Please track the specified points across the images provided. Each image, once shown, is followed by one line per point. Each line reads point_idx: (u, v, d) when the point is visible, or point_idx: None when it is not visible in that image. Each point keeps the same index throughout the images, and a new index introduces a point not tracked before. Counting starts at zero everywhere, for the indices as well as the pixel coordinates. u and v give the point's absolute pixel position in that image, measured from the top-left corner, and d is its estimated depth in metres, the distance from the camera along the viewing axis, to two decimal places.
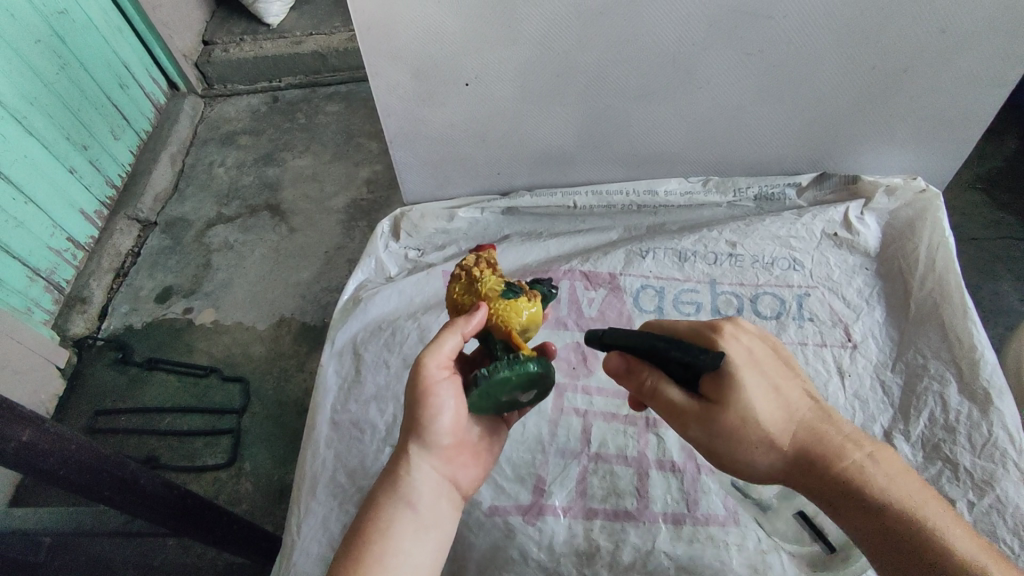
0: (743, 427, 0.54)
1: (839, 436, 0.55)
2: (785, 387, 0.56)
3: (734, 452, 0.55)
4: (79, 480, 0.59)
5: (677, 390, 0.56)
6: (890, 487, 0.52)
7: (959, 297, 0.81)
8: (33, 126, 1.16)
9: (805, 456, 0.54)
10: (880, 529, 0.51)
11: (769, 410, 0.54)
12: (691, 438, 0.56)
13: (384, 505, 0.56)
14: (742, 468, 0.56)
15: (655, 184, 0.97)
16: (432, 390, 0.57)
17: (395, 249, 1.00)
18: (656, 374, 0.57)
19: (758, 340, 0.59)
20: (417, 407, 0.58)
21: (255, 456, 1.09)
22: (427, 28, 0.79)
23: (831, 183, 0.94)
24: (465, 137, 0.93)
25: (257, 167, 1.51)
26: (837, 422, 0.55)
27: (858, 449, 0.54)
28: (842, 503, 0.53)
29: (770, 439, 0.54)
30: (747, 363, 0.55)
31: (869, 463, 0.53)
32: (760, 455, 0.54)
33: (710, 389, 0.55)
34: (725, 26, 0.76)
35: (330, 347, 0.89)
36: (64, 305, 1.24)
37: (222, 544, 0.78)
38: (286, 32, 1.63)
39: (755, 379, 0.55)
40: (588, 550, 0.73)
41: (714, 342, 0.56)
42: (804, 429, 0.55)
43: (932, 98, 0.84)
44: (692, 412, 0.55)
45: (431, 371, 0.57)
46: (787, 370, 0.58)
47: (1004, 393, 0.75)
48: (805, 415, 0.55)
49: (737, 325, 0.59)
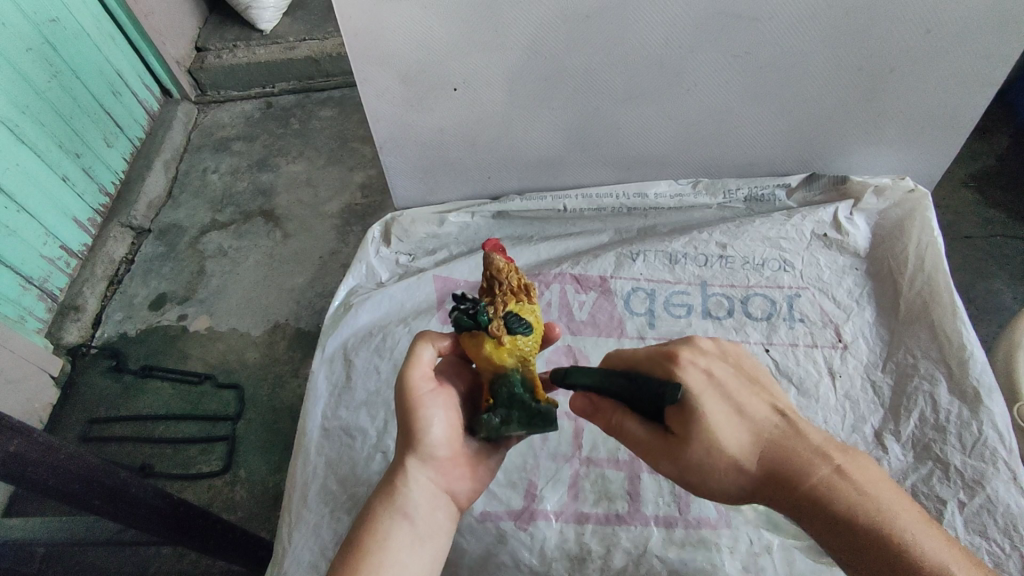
0: (709, 455, 0.53)
1: (808, 450, 0.54)
2: (750, 406, 0.56)
3: (704, 482, 0.55)
4: (69, 490, 0.59)
5: (640, 424, 0.57)
6: (861, 501, 0.52)
7: (949, 296, 0.82)
8: (25, 135, 1.16)
9: (774, 479, 0.54)
10: (851, 545, 0.52)
11: (733, 437, 0.54)
12: (662, 470, 0.56)
13: (380, 517, 0.56)
14: (715, 495, 0.56)
15: (646, 187, 0.97)
16: (420, 401, 0.59)
17: (386, 255, 0.99)
18: (621, 411, 0.57)
19: (717, 360, 0.58)
20: (404, 418, 0.59)
21: (249, 463, 1.09)
22: (415, 34, 0.79)
23: (820, 183, 0.94)
24: (455, 142, 0.93)
25: (251, 173, 1.51)
26: (805, 438, 0.55)
27: (828, 465, 0.54)
28: (816, 521, 0.53)
29: (737, 465, 0.54)
30: (707, 389, 0.55)
31: (839, 478, 0.53)
32: (731, 482, 0.54)
33: (674, 421, 0.55)
34: (712, 28, 0.77)
35: (321, 353, 0.89)
36: (58, 314, 1.24)
37: (215, 551, 0.78)
38: (279, 38, 1.63)
39: (717, 406, 0.54)
40: (580, 554, 0.73)
41: (672, 372, 0.56)
42: (772, 451, 0.54)
43: (920, 98, 0.84)
44: (658, 446, 0.56)
45: (414, 382, 0.60)
46: (750, 388, 0.57)
47: (993, 392, 0.75)
48: (772, 435, 0.55)
49: (694, 347, 0.59)
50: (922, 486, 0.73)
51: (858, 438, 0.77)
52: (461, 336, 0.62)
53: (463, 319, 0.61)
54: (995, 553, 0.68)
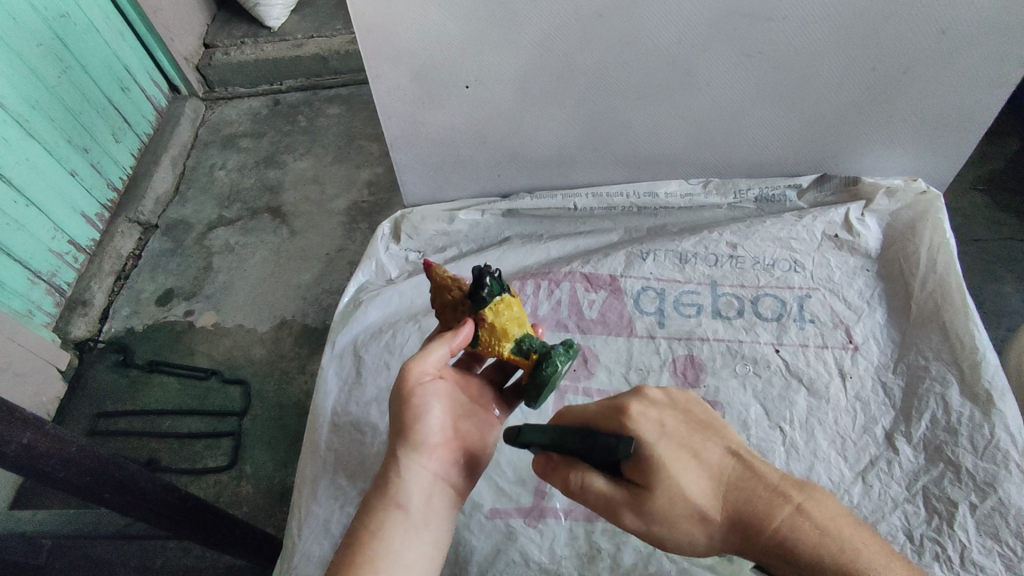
0: (670, 503, 0.52)
1: (765, 491, 0.52)
2: (704, 451, 0.55)
3: (671, 535, 0.53)
4: (80, 482, 0.59)
5: (601, 479, 0.55)
6: (827, 544, 0.49)
7: (960, 298, 0.81)
8: (35, 129, 1.16)
9: (737, 525, 0.52)
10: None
11: (690, 482, 0.53)
12: (629, 528, 0.54)
13: (374, 507, 0.56)
14: (686, 549, 0.54)
15: (656, 186, 0.97)
16: (414, 390, 0.61)
17: (395, 251, 0.99)
18: (579, 468, 0.55)
19: (669, 409, 0.58)
20: (399, 409, 0.60)
21: (256, 458, 1.09)
22: (427, 31, 0.79)
23: (832, 184, 0.95)
24: (466, 139, 0.93)
25: (258, 170, 1.51)
26: (762, 477, 0.53)
27: (786, 504, 0.51)
28: (787, 567, 0.50)
29: (699, 513, 0.52)
30: (660, 437, 0.54)
31: (799, 516, 0.51)
32: (697, 533, 0.53)
33: (632, 473, 0.54)
34: (725, 27, 0.76)
35: (331, 349, 0.89)
36: (65, 308, 1.24)
37: (224, 546, 0.78)
38: (287, 35, 1.63)
39: (671, 453, 0.54)
40: (589, 552, 0.73)
41: (623, 423, 0.55)
42: (729, 496, 0.53)
43: (933, 99, 0.84)
44: (620, 500, 0.54)
45: (413, 373, 0.61)
46: (702, 433, 0.56)
47: (1005, 395, 0.75)
48: (729, 478, 0.53)
49: (645, 396, 0.58)
50: (933, 488, 0.72)
51: (869, 439, 0.77)
52: (489, 305, 0.63)
53: (493, 285, 0.63)
54: (1007, 556, 0.67)
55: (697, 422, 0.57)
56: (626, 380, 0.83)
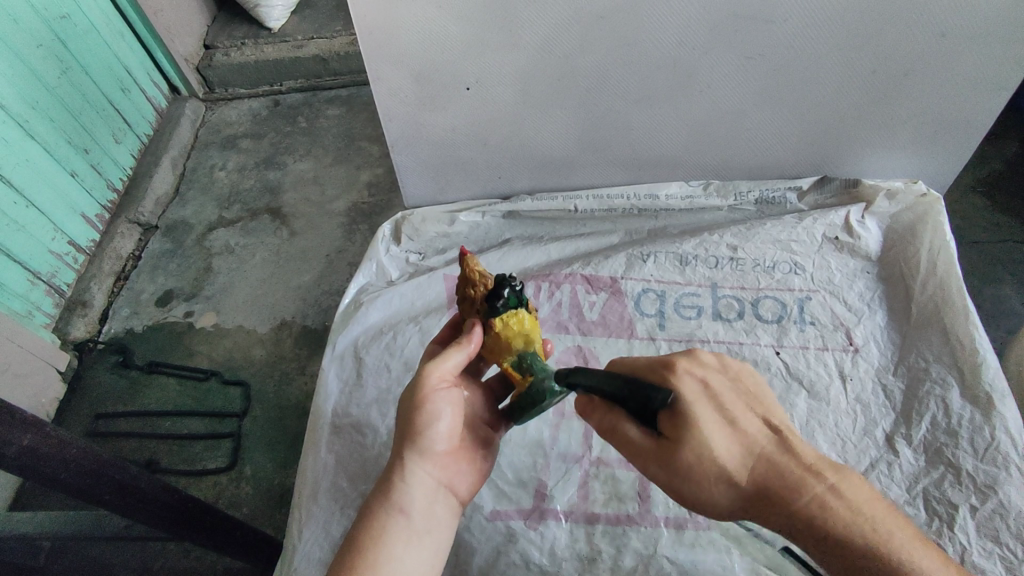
0: (702, 466, 0.53)
1: (800, 467, 0.53)
2: (744, 420, 0.55)
3: (697, 494, 0.54)
4: (80, 483, 0.59)
5: (634, 427, 0.56)
6: (854, 522, 0.51)
7: (961, 301, 0.81)
8: (35, 130, 1.16)
9: (765, 493, 0.53)
10: (840, 561, 0.51)
11: (726, 448, 0.53)
12: (654, 480, 0.56)
13: (378, 511, 0.56)
14: (707, 507, 0.55)
15: (656, 188, 0.97)
16: (428, 396, 0.60)
17: (396, 253, 0.99)
18: (616, 414, 0.57)
19: (716, 373, 0.57)
20: (410, 412, 0.60)
21: (256, 459, 1.09)
22: (428, 33, 0.79)
23: (832, 186, 0.95)
24: (467, 141, 0.93)
25: (258, 171, 1.51)
26: (799, 453, 0.54)
27: (821, 481, 0.53)
28: (805, 536, 0.52)
29: (730, 477, 0.53)
30: (702, 400, 0.54)
31: (831, 494, 0.52)
32: (722, 494, 0.53)
33: (667, 427, 0.54)
34: (726, 30, 0.77)
35: (331, 351, 0.89)
36: (65, 309, 1.24)
37: (224, 547, 0.78)
38: (287, 36, 1.63)
39: (711, 418, 0.54)
40: (590, 554, 0.73)
41: (667, 380, 0.55)
42: (763, 465, 0.53)
43: (933, 102, 0.84)
44: (652, 453, 0.55)
45: (428, 379, 0.61)
46: (744, 401, 0.56)
47: (1006, 397, 0.75)
48: (765, 450, 0.54)
49: (693, 358, 0.58)
50: (934, 491, 0.72)
51: (869, 441, 0.77)
52: (501, 315, 0.63)
53: (510, 297, 0.64)
54: (1007, 558, 0.67)
55: (741, 390, 0.57)
56: None
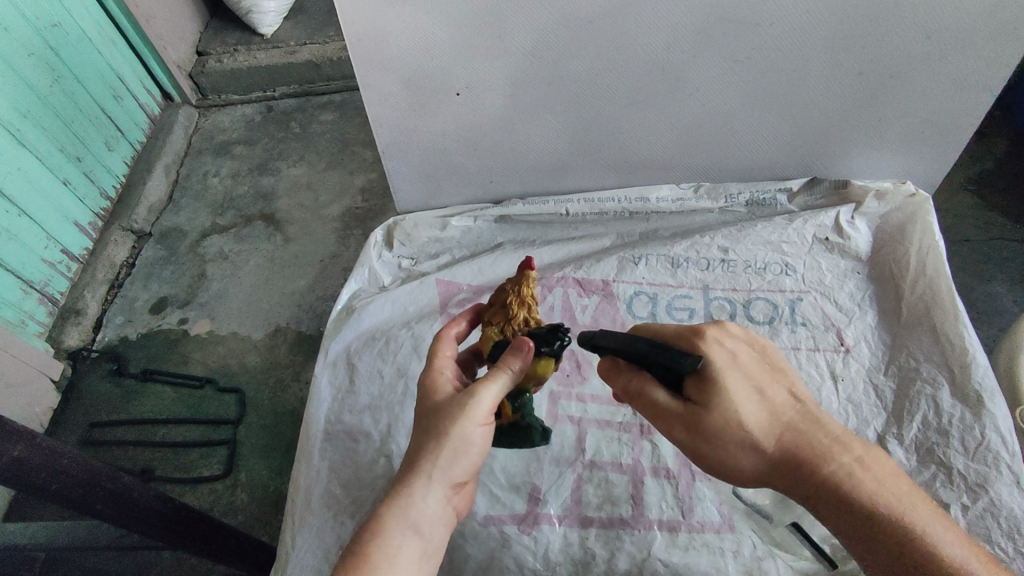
0: (728, 430, 0.53)
1: (826, 438, 0.54)
2: (772, 389, 0.56)
3: (720, 458, 0.54)
4: (72, 494, 0.59)
5: (662, 392, 0.56)
6: (877, 493, 0.53)
7: (951, 300, 0.82)
8: (26, 139, 1.16)
9: (791, 460, 0.54)
10: (863, 530, 0.53)
11: (754, 415, 0.54)
12: (678, 443, 0.56)
13: (396, 528, 0.53)
14: (728, 473, 0.55)
15: (647, 191, 0.98)
16: (477, 433, 0.57)
17: (389, 258, 1.00)
18: (644, 377, 0.56)
19: (744, 344, 0.58)
20: (453, 440, 0.56)
21: (251, 466, 1.09)
22: (417, 40, 0.79)
23: (822, 188, 0.96)
24: (458, 146, 0.94)
25: (251, 177, 1.51)
26: (825, 425, 0.55)
27: (848, 453, 0.54)
28: (829, 506, 0.54)
29: (756, 443, 0.54)
30: (733, 368, 0.55)
31: (856, 466, 0.54)
32: (746, 460, 0.54)
33: (695, 392, 0.54)
34: (713, 34, 0.77)
35: (324, 357, 0.89)
36: (58, 317, 1.24)
37: (218, 556, 0.77)
38: (280, 42, 1.63)
39: (740, 385, 0.54)
40: (583, 558, 0.73)
41: (697, 346, 0.55)
42: (789, 434, 0.54)
43: (921, 103, 0.84)
44: (678, 418, 0.55)
45: (478, 417, 0.57)
46: (772, 372, 0.57)
47: (995, 396, 0.75)
48: (792, 419, 0.55)
49: (724, 327, 0.58)
50: (925, 490, 0.73)
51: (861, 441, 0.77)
52: (542, 358, 0.62)
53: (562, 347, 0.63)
54: (998, 556, 0.68)
55: (769, 360, 0.58)
56: None
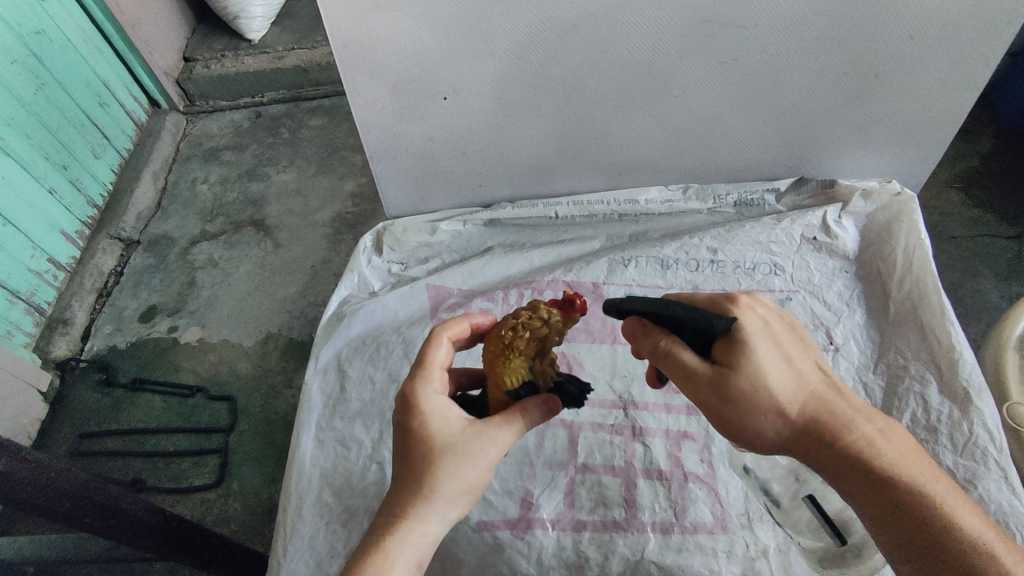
0: (757, 394, 0.53)
1: (851, 407, 0.55)
2: (800, 359, 0.56)
3: (746, 422, 0.54)
4: (60, 507, 0.58)
5: (692, 354, 0.55)
6: (899, 463, 0.54)
7: (937, 298, 0.83)
8: (11, 147, 1.15)
9: (815, 426, 0.54)
10: (883, 499, 0.53)
11: (781, 381, 0.54)
12: (704, 407, 0.55)
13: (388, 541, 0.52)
14: (753, 438, 0.55)
15: (636, 193, 0.98)
16: (481, 475, 0.55)
17: (378, 264, 0.99)
18: (673, 338, 0.55)
19: (772, 313, 0.58)
20: (457, 479, 0.53)
21: (243, 474, 1.08)
22: (402, 43, 0.79)
23: (808, 188, 0.96)
24: (446, 150, 0.94)
25: (241, 183, 1.50)
26: (850, 397, 0.56)
27: (871, 423, 0.55)
28: (852, 475, 0.54)
29: (784, 408, 0.54)
30: (762, 333, 0.55)
31: (879, 436, 0.54)
32: (772, 425, 0.54)
33: (723, 355, 0.54)
34: (699, 35, 0.77)
35: (314, 364, 0.88)
36: (46, 328, 1.23)
37: (210, 566, 0.77)
38: (267, 47, 1.62)
39: (770, 352, 0.54)
40: (577, 562, 0.73)
41: (728, 311, 0.56)
42: (816, 401, 0.55)
43: (905, 103, 0.85)
44: (707, 378, 0.54)
45: (489, 464, 0.55)
46: (801, 342, 0.57)
47: (983, 393, 0.76)
48: (818, 387, 0.56)
49: (753, 296, 0.58)
50: None
51: None
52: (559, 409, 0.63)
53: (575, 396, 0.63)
54: None
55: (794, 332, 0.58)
56: (611, 387, 0.83)
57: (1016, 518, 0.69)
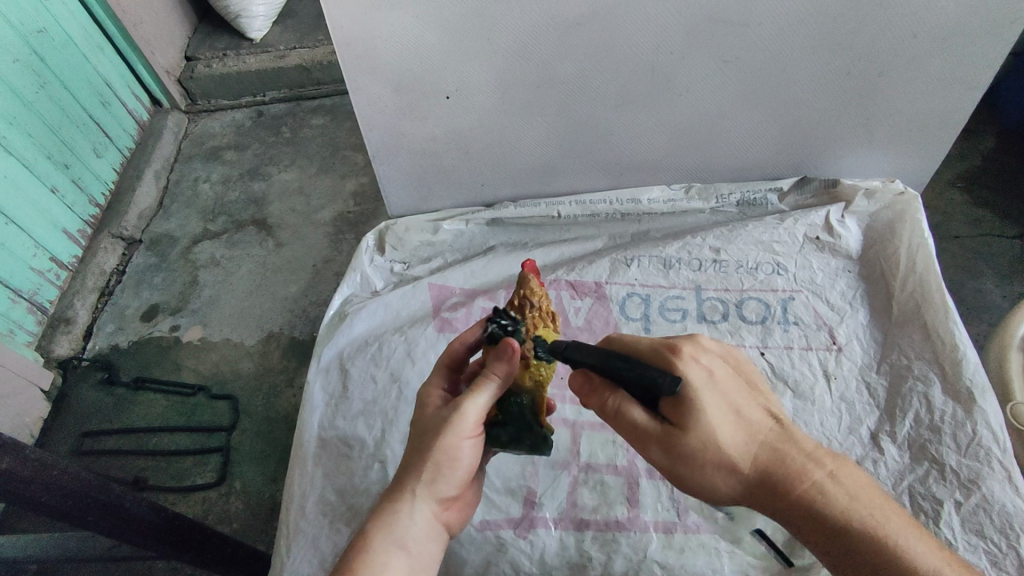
0: (702, 451, 0.53)
1: (799, 454, 0.54)
2: (746, 408, 0.55)
3: (697, 479, 0.54)
4: (64, 506, 0.58)
5: (638, 410, 0.55)
6: (852, 508, 0.53)
7: (940, 297, 0.82)
8: (13, 146, 1.15)
9: (764, 479, 0.54)
10: (838, 547, 0.53)
11: (727, 435, 0.53)
12: (656, 463, 0.55)
13: (377, 526, 0.56)
14: (705, 493, 0.55)
15: (639, 192, 0.98)
16: (458, 443, 0.57)
17: (381, 263, 0.99)
18: (620, 395, 0.55)
19: (718, 358, 0.57)
20: (434, 454, 0.57)
21: (244, 474, 1.08)
22: (406, 43, 0.79)
23: (812, 187, 0.96)
24: (448, 150, 0.94)
25: (243, 182, 1.50)
26: (800, 442, 0.55)
27: (820, 468, 0.54)
28: (805, 523, 0.54)
29: (731, 463, 0.53)
30: (706, 385, 0.54)
31: (830, 481, 0.54)
32: (720, 480, 0.54)
33: (670, 411, 0.53)
34: (701, 34, 0.77)
35: (317, 363, 0.88)
36: (48, 326, 1.23)
37: (213, 565, 0.77)
38: (269, 46, 1.62)
39: (715, 405, 0.53)
40: (580, 561, 0.73)
41: (672, 363, 0.54)
42: (763, 453, 0.54)
43: (908, 101, 0.85)
44: (655, 435, 0.54)
45: (467, 422, 0.58)
46: (746, 389, 0.57)
47: (986, 393, 0.76)
48: (765, 437, 0.55)
49: (697, 343, 0.57)
50: (919, 487, 0.73)
51: (855, 439, 0.78)
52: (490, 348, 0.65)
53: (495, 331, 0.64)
54: (992, 552, 0.68)
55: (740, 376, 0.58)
56: None
57: (1019, 518, 0.69)
